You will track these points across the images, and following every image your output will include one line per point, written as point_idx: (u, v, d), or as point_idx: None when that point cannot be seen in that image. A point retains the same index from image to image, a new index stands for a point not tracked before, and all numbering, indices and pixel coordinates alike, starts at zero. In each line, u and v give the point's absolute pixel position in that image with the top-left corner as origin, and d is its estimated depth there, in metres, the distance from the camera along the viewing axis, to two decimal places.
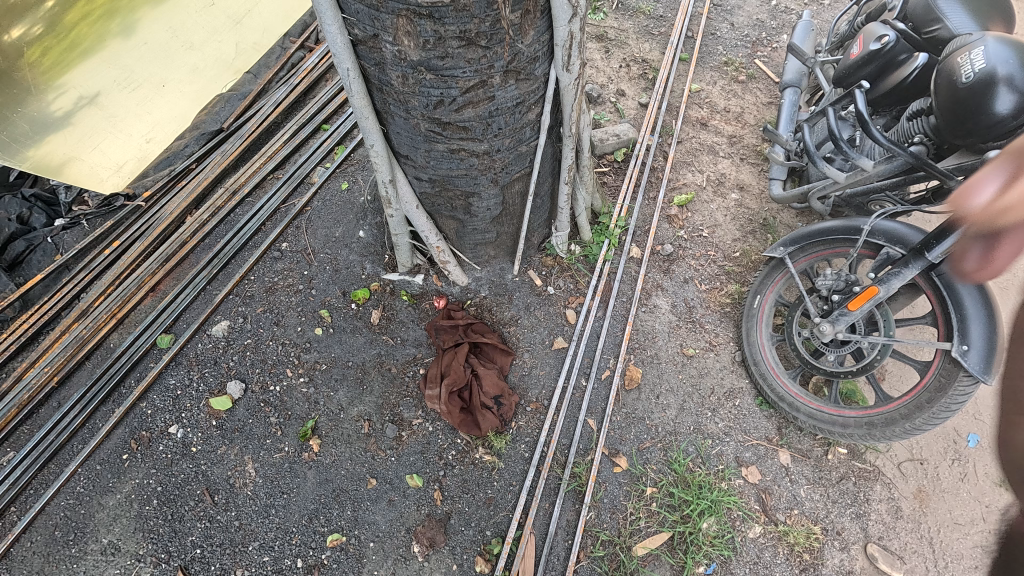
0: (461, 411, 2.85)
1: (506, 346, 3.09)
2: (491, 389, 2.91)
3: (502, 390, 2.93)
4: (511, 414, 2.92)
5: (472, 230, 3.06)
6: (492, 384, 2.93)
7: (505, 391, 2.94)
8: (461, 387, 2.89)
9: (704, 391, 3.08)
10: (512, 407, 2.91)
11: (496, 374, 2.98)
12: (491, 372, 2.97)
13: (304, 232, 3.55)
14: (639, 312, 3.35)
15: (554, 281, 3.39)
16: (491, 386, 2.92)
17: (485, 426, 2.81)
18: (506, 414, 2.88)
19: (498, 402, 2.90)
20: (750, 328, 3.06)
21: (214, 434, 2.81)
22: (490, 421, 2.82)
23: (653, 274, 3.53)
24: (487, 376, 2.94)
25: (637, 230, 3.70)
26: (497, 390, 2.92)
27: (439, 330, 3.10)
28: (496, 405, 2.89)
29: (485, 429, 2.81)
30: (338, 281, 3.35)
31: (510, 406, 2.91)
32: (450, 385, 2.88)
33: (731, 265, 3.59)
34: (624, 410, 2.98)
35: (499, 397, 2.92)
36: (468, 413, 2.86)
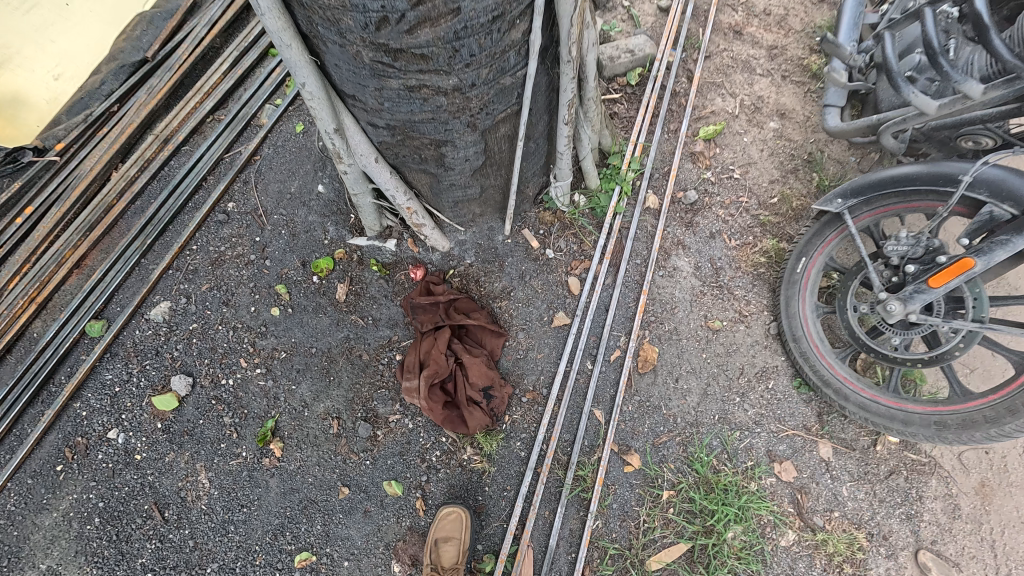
0: (445, 407, 2.41)
1: (497, 325, 2.59)
2: (480, 380, 2.46)
3: (492, 379, 2.48)
4: (505, 406, 2.49)
5: (450, 186, 2.45)
6: (481, 374, 2.46)
7: (497, 381, 2.49)
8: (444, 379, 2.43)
9: (732, 372, 2.61)
10: (505, 399, 2.48)
11: (486, 361, 2.51)
12: (479, 359, 2.50)
13: (253, 188, 2.95)
14: (656, 277, 2.81)
15: (553, 242, 2.82)
16: (480, 377, 2.46)
17: (475, 425, 2.38)
18: (498, 408, 2.46)
19: (489, 395, 2.46)
20: (793, 296, 2.55)
21: (160, 439, 2.43)
22: (481, 418, 2.39)
23: (673, 228, 2.93)
24: (475, 364, 2.47)
25: (654, 173, 3.06)
26: (487, 380, 2.47)
27: (416, 310, 2.60)
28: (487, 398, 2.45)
29: (474, 427, 2.38)
30: (295, 249, 2.81)
31: (502, 399, 2.47)
32: (430, 378, 2.41)
33: (768, 215, 2.99)
34: (637, 398, 2.54)
35: (489, 388, 2.47)
36: (453, 409, 2.42)
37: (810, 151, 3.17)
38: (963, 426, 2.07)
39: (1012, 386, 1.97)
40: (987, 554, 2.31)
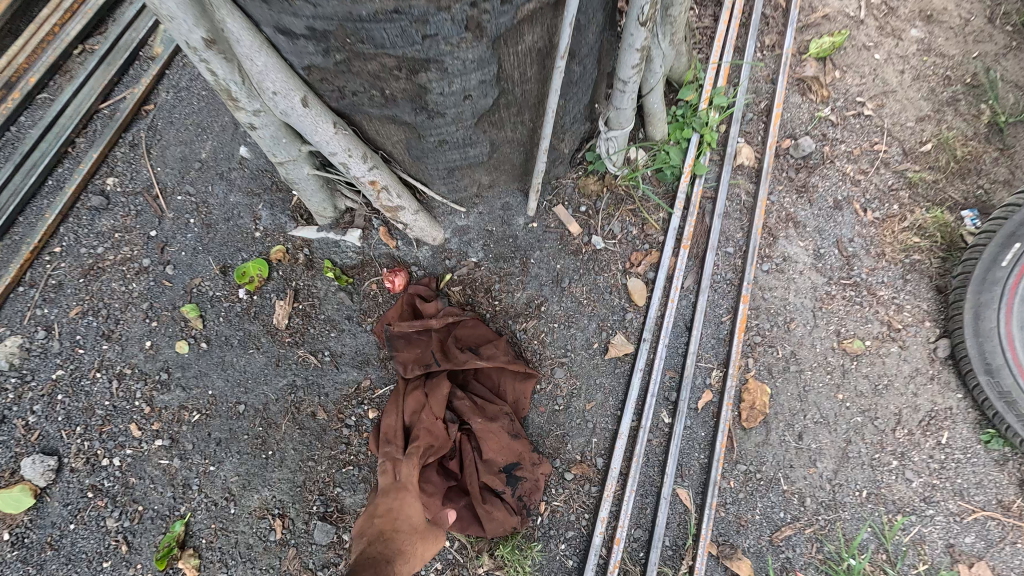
0: (446, 501, 1.54)
1: (526, 367, 1.66)
2: (500, 457, 1.57)
3: (519, 453, 1.60)
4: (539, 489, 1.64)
5: (438, 145, 1.46)
6: (502, 448, 1.58)
7: (526, 455, 1.61)
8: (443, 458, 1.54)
9: (884, 422, 1.71)
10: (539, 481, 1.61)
11: (509, 425, 1.61)
12: (500, 423, 1.59)
13: (144, 155, 1.95)
14: (759, 274, 1.85)
15: (603, 225, 1.85)
16: (500, 452, 1.57)
17: (494, 528, 1.54)
18: (530, 497, 1.60)
19: (515, 478, 1.59)
20: (990, 304, 1.63)
21: (9, 558, 1.58)
22: (503, 519, 1.54)
23: (779, 196, 1.95)
24: (493, 433, 1.57)
25: (747, 113, 2.04)
26: (511, 456, 1.58)
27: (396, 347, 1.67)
28: (512, 483, 1.58)
29: (493, 532, 1.54)
30: (211, 248, 1.86)
31: (535, 482, 1.61)
32: (423, 459, 1.53)
33: (918, 170, 2.00)
34: (742, 468, 1.67)
35: (515, 467, 1.59)
36: (459, 502, 1.55)
37: (975, 71, 2.12)
38: None
39: None
40: None
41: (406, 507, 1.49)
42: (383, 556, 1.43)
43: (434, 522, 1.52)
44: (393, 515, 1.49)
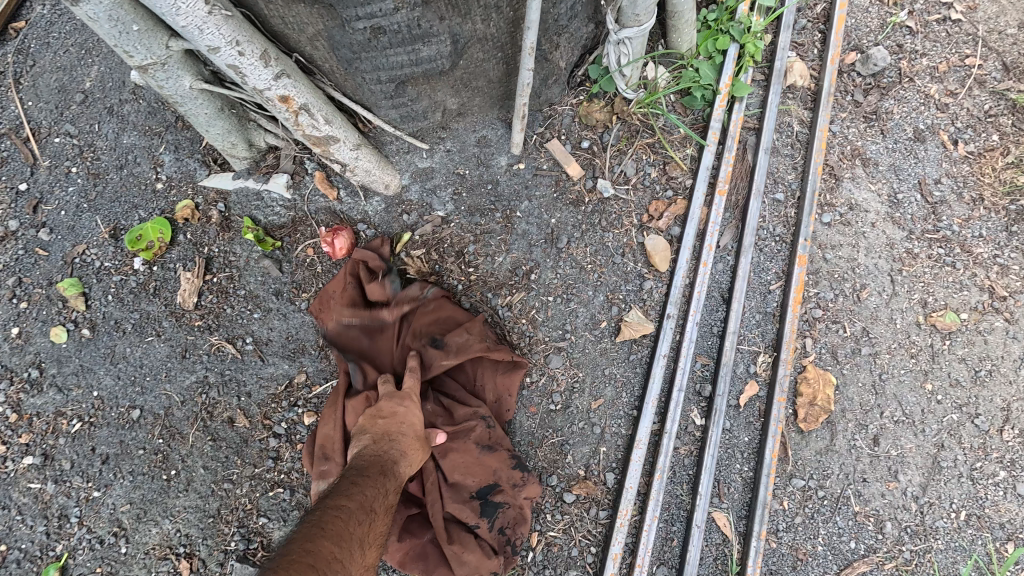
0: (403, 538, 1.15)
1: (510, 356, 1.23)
2: (471, 479, 1.18)
3: (496, 471, 1.20)
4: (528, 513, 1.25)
5: (372, 38, 1.00)
6: (474, 466, 1.19)
7: (504, 474, 1.20)
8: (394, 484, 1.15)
9: (988, 420, 1.29)
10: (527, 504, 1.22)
11: (484, 434, 1.20)
12: (470, 432, 1.19)
13: (10, 85, 1.50)
14: (819, 228, 1.40)
15: (611, 166, 1.40)
16: (471, 473, 1.18)
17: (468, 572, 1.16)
18: (514, 528, 1.20)
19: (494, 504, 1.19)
20: None
21: None
22: (481, 559, 1.16)
23: (842, 125, 1.49)
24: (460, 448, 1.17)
25: (800, 18, 1.54)
26: (486, 476, 1.19)
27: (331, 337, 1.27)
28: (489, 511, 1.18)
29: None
30: (98, 205, 1.42)
31: (519, 509, 1.21)
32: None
33: (1023, 90, 1.53)
34: (800, 485, 1.26)
35: (493, 491, 1.19)
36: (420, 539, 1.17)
37: None
38: None
39: None
40: None
41: (411, 412, 1.07)
42: (388, 458, 0.98)
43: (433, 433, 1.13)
44: (397, 418, 1.05)
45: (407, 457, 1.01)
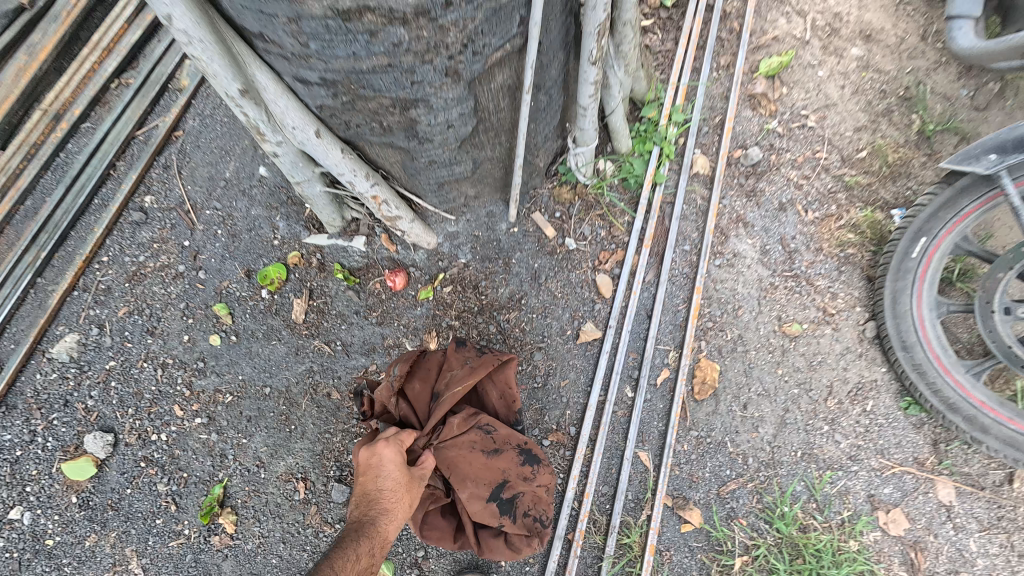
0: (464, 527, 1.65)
1: (495, 359, 1.71)
2: (483, 482, 1.59)
3: (504, 468, 1.62)
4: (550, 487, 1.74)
5: (429, 165, 1.75)
6: (482, 471, 1.60)
7: (509, 469, 1.62)
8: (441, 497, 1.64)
9: (818, 392, 1.99)
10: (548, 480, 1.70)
11: (486, 441, 1.62)
12: (471, 442, 1.60)
13: (176, 174, 2.25)
14: (712, 268, 2.13)
15: (575, 228, 2.13)
16: (481, 477, 1.59)
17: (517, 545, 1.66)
18: (537, 509, 1.66)
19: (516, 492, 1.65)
20: (903, 291, 1.89)
21: (77, 518, 1.89)
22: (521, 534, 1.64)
23: (730, 199, 2.23)
24: (469, 460, 1.59)
25: (702, 128, 2.30)
26: (494, 476, 1.61)
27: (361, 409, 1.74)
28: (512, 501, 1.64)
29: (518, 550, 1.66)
30: (236, 255, 2.15)
31: (534, 489, 1.65)
32: (422, 505, 1.63)
33: (855, 174, 2.27)
34: (695, 434, 1.94)
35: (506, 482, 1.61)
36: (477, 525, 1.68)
37: (908, 84, 2.40)
38: None
39: None
40: None
41: (383, 461, 1.43)
42: (373, 512, 1.37)
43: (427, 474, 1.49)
44: (374, 474, 1.42)
45: (389, 512, 1.36)
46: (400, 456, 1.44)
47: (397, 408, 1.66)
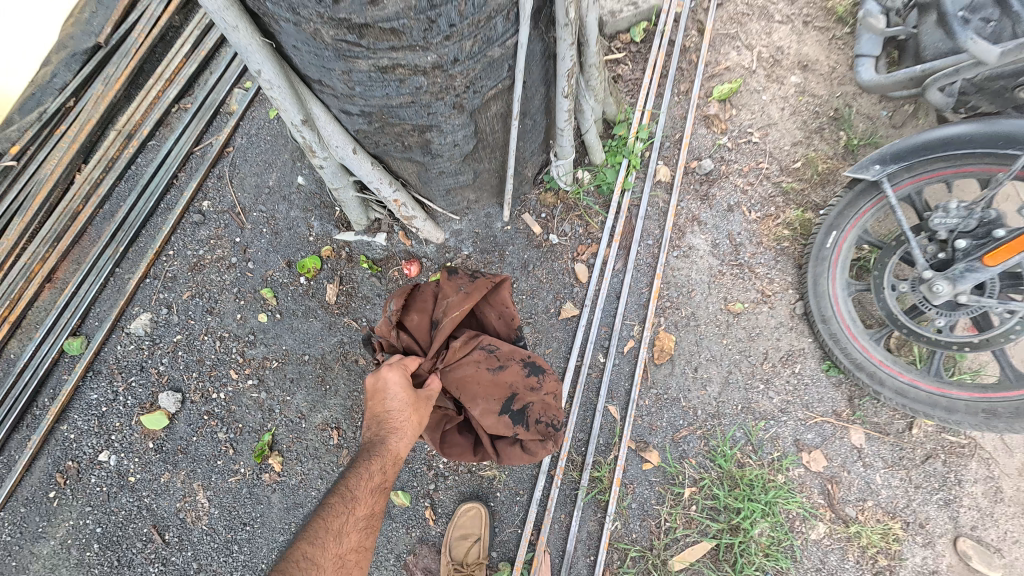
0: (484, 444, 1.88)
1: (487, 281, 1.86)
2: (492, 394, 1.79)
3: (511, 382, 1.81)
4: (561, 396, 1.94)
5: (440, 175, 2.21)
6: (491, 385, 1.79)
7: (515, 380, 1.81)
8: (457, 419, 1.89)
9: (755, 358, 2.43)
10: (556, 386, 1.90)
11: (489, 358, 1.80)
12: (476, 361, 1.79)
13: (228, 183, 2.71)
14: (671, 258, 2.58)
15: (558, 226, 2.60)
16: (489, 389, 1.79)
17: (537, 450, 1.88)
18: (548, 414, 1.85)
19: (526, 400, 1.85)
20: (821, 274, 2.32)
21: (153, 459, 2.33)
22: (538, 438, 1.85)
23: (687, 202, 2.69)
24: (476, 377, 1.78)
25: (664, 144, 2.77)
26: (504, 387, 1.80)
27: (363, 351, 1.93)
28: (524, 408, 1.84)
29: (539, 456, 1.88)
30: (279, 249, 2.60)
31: (540, 396, 1.85)
32: (440, 425, 1.89)
33: (791, 181, 2.71)
34: (654, 391, 2.39)
35: (517, 391, 1.82)
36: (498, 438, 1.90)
37: (837, 107, 2.83)
38: (1016, 415, 1.87)
39: None
40: None
41: (390, 385, 1.67)
42: (384, 430, 1.69)
43: (433, 395, 1.72)
44: (383, 396, 1.68)
45: (395, 431, 1.67)
46: (404, 379, 1.67)
47: (398, 340, 1.82)
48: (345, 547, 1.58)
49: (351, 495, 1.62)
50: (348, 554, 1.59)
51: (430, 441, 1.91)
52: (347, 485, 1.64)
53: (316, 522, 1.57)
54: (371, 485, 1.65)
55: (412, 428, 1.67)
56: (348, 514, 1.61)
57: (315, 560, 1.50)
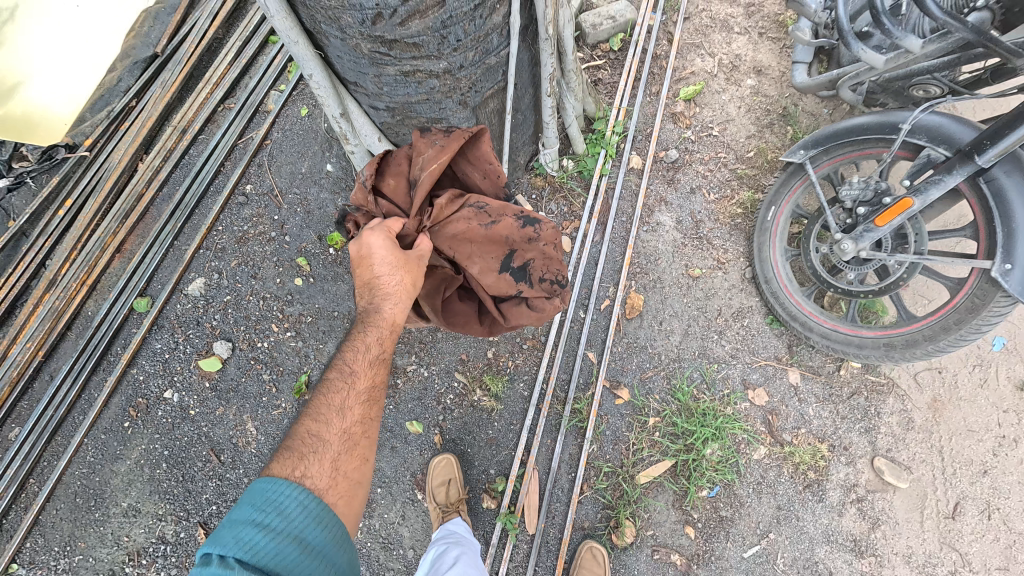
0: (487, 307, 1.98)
1: (461, 132, 1.88)
2: (487, 250, 1.88)
3: (506, 234, 1.88)
4: (559, 246, 1.98)
5: None
6: (486, 240, 1.87)
7: (508, 233, 1.89)
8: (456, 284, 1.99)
9: (711, 313, 2.91)
10: (551, 237, 1.93)
11: (478, 214, 1.88)
12: (465, 218, 1.87)
13: (267, 170, 3.21)
14: (641, 232, 3.07)
15: (546, 206, 3.09)
16: (482, 244, 1.88)
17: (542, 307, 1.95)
18: (550, 271, 1.93)
19: (523, 255, 1.91)
20: (763, 242, 2.78)
21: (209, 396, 2.81)
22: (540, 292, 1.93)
23: (655, 185, 3.17)
24: (468, 233, 1.87)
25: (637, 137, 3.26)
26: (499, 241, 1.88)
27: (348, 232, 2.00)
28: (523, 264, 1.91)
29: (546, 313, 1.94)
30: (311, 225, 3.09)
31: (535, 246, 1.92)
32: (440, 291, 2.01)
33: (744, 168, 3.18)
34: (626, 340, 2.87)
35: (513, 245, 1.89)
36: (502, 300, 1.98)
37: (785, 105, 3.29)
38: (908, 344, 2.33)
39: (948, 307, 2.21)
40: (935, 458, 2.66)
41: (377, 252, 1.75)
42: (377, 298, 1.80)
43: (422, 254, 1.79)
44: (371, 262, 1.77)
45: (387, 296, 1.78)
46: (389, 241, 1.76)
47: (381, 208, 1.88)
48: (348, 421, 1.72)
49: (350, 369, 1.77)
50: (353, 428, 1.72)
51: (434, 308, 2.03)
52: (345, 361, 1.79)
53: (319, 397, 1.74)
54: (368, 358, 1.79)
55: (404, 293, 1.78)
56: (348, 391, 1.76)
57: (320, 436, 1.66)
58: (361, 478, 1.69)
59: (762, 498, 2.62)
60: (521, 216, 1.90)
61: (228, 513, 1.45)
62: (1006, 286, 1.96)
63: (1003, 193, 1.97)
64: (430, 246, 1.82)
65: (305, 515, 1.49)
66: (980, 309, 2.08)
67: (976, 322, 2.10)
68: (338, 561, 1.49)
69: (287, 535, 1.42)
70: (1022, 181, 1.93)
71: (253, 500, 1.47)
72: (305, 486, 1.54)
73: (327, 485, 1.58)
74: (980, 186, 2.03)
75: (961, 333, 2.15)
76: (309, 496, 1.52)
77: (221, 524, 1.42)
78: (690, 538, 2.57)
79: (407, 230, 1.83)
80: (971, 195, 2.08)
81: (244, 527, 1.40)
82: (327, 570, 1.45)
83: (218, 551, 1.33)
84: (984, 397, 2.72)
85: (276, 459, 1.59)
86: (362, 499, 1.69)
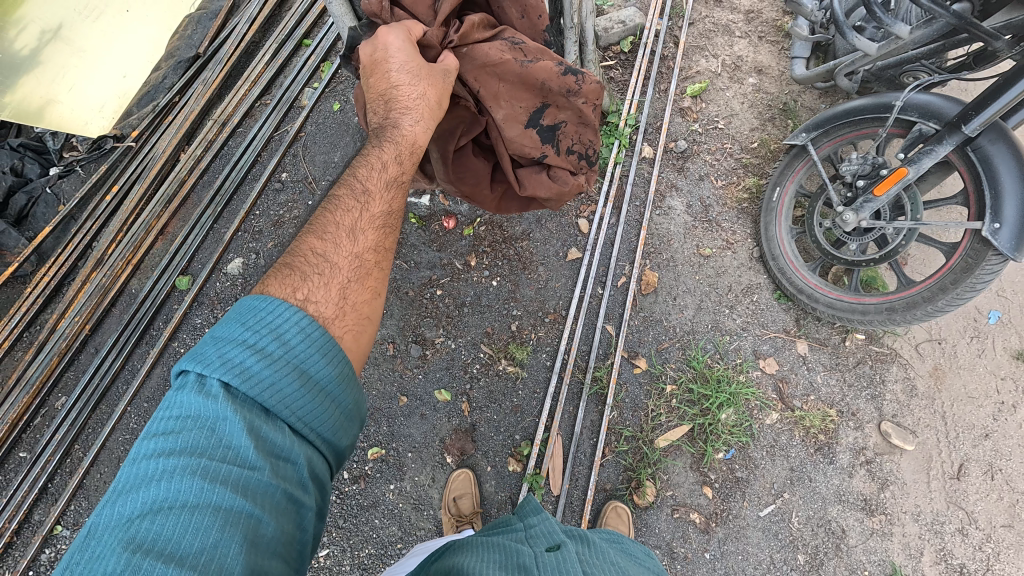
0: (504, 168, 2.07)
1: None
2: (515, 92, 1.93)
3: (542, 80, 1.91)
4: (594, 111, 2.05)
5: None
6: (518, 81, 1.90)
7: (544, 79, 1.91)
8: (475, 133, 2.03)
9: (721, 289, 3.08)
10: (591, 95, 2.00)
11: (513, 49, 1.89)
12: (498, 48, 1.88)
13: (302, 160, 3.41)
14: (653, 216, 3.26)
15: None
16: (512, 83, 1.91)
17: (562, 176, 2.08)
18: (578, 143, 2.08)
19: (555, 113, 2.00)
20: (769, 222, 2.96)
21: None
22: (564, 160, 2.06)
23: (666, 173, 3.38)
24: (501, 67, 1.87)
25: (648, 130, 3.49)
26: (533, 86, 1.92)
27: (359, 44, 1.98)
28: (552, 124, 2.01)
29: (565, 184, 2.08)
30: None
31: (567, 104, 1.99)
32: (454, 137, 2.03)
33: (749, 158, 3.39)
34: (642, 314, 3.03)
35: (547, 100, 1.97)
36: (523, 165, 2.08)
37: (785, 101, 3.51)
38: (908, 307, 2.51)
39: (944, 269, 2.41)
40: (939, 423, 2.76)
41: (395, 57, 1.76)
42: (395, 113, 1.81)
43: (449, 71, 1.81)
44: (386, 68, 1.77)
45: (408, 111, 1.79)
46: (405, 47, 1.76)
47: (396, 16, 1.88)
48: (360, 248, 1.68)
49: (363, 189, 1.77)
50: (366, 254, 1.68)
51: (445, 156, 2.06)
52: (359, 180, 1.79)
53: (327, 218, 1.71)
54: (383, 178, 1.80)
55: (426, 111, 1.80)
56: (361, 213, 1.74)
57: (327, 257, 1.61)
58: (372, 313, 1.62)
59: (775, 460, 2.75)
60: (561, 66, 1.94)
61: (213, 328, 1.33)
62: (995, 243, 2.15)
63: (990, 159, 2.17)
64: (455, 63, 1.83)
65: (306, 344, 1.37)
66: (973, 269, 2.27)
67: (971, 280, 2.29)
68: (343, 403, 1.41)
69: (285, 366, 1.31)
70: (1005, 148, 2.14)
71: (241, 319, 1.34)
72: (308, 311, 1.44)
73: (332, 314, 1.49)
74: (968, 154, 2.24)
75: (959, 292, 2.34)
76: (309, 322, 1.40)
77: (205, 339, 1.31)
78: (708, 498, 2.69)
79: (430, 42, 1.82)
80: (961, 164, 2.29)
81: (230, 350, 1.28)
82: (329, 410, 1.37)
83: (200, 375, 1.24)
84: (983, 365, 2.83)
85: (276, 277, 1.51)
86: (372, 337, 1.61)
